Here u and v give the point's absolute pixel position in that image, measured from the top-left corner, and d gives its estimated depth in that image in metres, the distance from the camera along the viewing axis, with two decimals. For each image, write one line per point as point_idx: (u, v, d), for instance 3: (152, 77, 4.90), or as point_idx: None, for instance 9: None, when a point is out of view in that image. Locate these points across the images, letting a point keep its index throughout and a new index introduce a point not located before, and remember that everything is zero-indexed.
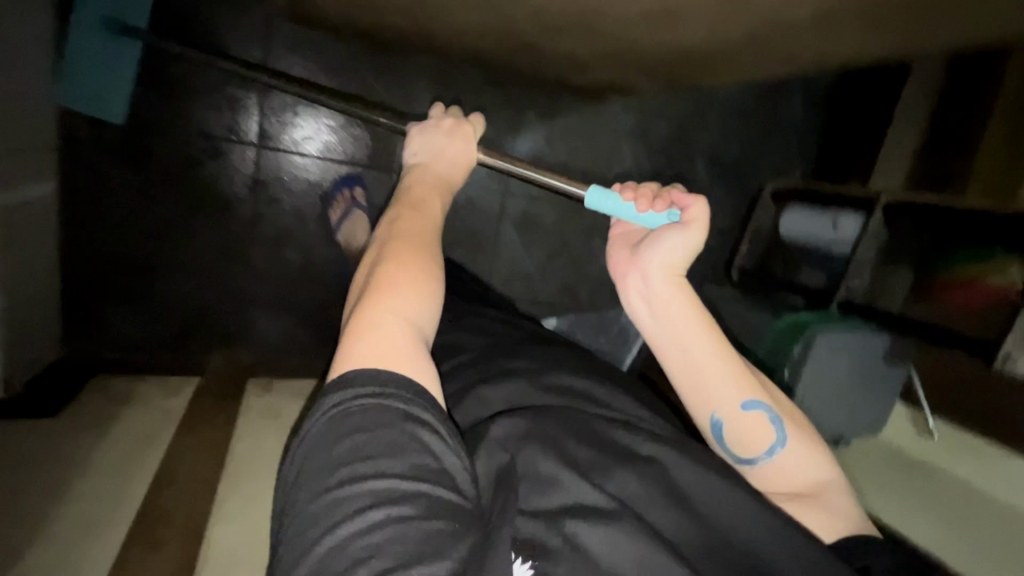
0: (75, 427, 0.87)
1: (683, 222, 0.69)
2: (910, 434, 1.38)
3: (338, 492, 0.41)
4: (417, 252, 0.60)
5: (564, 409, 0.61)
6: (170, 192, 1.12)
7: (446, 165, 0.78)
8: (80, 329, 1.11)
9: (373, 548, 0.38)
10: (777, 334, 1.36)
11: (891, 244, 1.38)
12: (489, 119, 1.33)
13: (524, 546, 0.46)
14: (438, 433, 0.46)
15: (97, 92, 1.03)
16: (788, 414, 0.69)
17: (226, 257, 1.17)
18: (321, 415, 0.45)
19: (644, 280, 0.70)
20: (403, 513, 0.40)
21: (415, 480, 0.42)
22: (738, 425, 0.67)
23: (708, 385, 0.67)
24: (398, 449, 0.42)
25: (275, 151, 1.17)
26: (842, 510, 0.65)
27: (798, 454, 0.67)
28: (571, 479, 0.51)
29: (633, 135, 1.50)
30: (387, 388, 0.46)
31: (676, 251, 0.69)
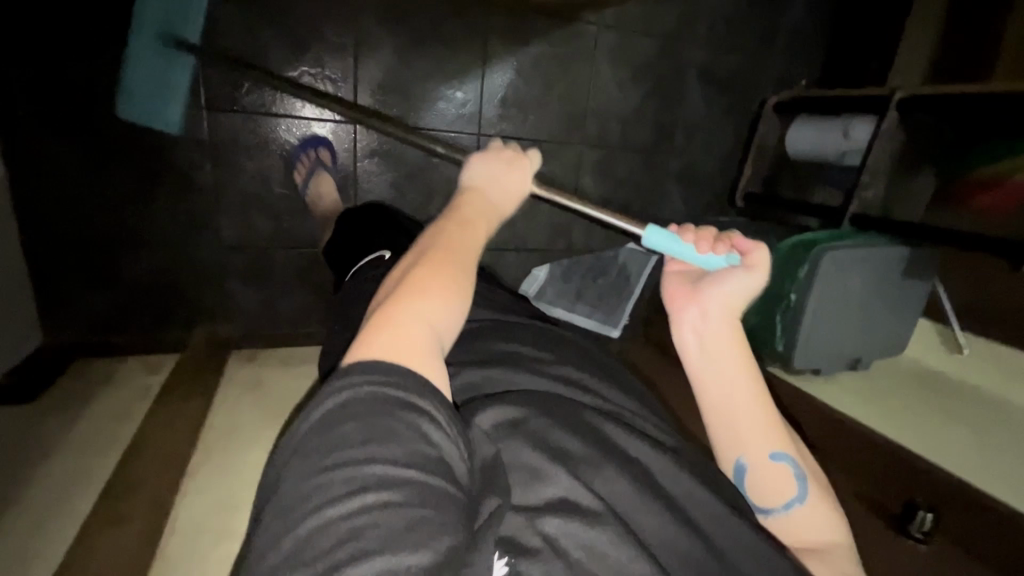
0: (55, 413, 0.91)
1: (744, 266, 0.60)
2: (938, 350, 1.32)
3: (324, 473, 0.34)
4: (454, 271, 0.50)
5: (555, 396, 0.55)
6: (123, 167, 1.08)
7: (491, 185, 0.64)
8: (57, 316, 1.10)
9: (354, 534, 0.32)
10: (780, 259, 1.22)
11: (908, 148, 1.26)
12: (454, 55, 1.24)
13: (506, 544, 0.40)
14: (440, 423, 0.39)
15: (155, 104, 1.02)
16: (821, 481, 0.58)
17: (191, 230, 1.14)
18: (332, 392, 0.38)
19: (701, 315, 0.60)
20: (393, 498, 0.34)
21: (412, 468, 0.35)
22: (761, 474, 0.57)
23: (739, 424, 0.57)
24: (399, 434, 0.36)
25: (230, 113, 1.10)
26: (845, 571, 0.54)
27: (822, 521, 0.56)
28: (557, 472, 0.45)
29: (616, 57, 1.38)
30: (391, 375, 0.39)
31: (737, 292, 0.59)
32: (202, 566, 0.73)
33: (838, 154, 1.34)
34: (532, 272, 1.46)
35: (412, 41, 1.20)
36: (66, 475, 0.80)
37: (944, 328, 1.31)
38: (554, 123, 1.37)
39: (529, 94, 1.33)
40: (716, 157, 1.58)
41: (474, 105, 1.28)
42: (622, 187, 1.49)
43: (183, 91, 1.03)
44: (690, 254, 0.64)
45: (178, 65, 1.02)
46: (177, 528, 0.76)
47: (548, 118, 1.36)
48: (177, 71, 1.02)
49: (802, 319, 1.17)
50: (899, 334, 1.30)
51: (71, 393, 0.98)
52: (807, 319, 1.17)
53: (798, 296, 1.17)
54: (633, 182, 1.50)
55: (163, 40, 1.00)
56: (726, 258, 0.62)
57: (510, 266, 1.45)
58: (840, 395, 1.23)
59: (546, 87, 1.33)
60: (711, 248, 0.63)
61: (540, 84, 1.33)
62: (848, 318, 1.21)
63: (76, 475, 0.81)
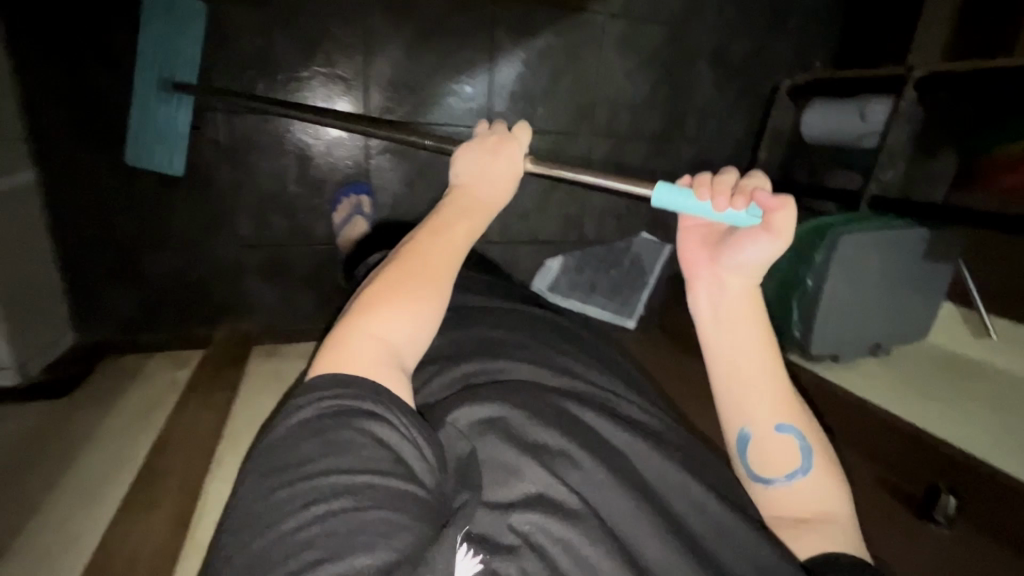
0: (90, 408, 0.95)
1: (764, 226, 0.57)
2: (962, 335, 1.29)
3: (285, 488, 0.39)
4: (423, 284, 0.53)
5: (534, 385, 0.57)
6: (145, 171, 1.11)
7: (479, 181, 0.64)
8: (87, 316, 1.15)
9: (308, 542, 0.36)
10: (795, 244, 1.20)
11: (926, 128, 1.23)
12: (462, 50, 1.25)
13: (476, 540, 0.44)
14: (393, 427, 0.43)
15: (161, 153, 1.08)
16: (829, 451, 0.58)
17: (211, 230, 1.17)
18: (292, 412, 0.43)
19: (715, 286, 0.60)
20: (348, 504, 0.38)
21: (364, 473, 0.40)
22: (765, 445, 0.57)
23: (744, 392, 0.58)
24: (350, 444, 0.41)
25: (246, 114, 1.13)
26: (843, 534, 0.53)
27: (826, 490, 0.56)
28: (530, 468, 0.48)
29: (624, 46, 1.37)
30: (346, 388, 0.44)
31: (754, 261, 0.58)
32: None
33: (855, 137, 1.32)
34: (546, 264, 1.47)
35: (420, 36, 1.21)
36: (100, 466, 0.84)
37: (970, 312, 1.28)
38: (563, 113, 1.37)
39: (537, 86, 1.33)
40: (729, 144, 1.56)
41: (483, 99, 1.29)
42: (633, 176, 1.48)
43: (183, 137, 1.08)
44: (708, 213, 0.59)
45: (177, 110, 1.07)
46: (205, 514, 0.79)
47: (558, 109, 1.36)
48: (177, 114, 1.07)
49: (818, 304, 1.16)
50: (923, 318, 1.28)
51: (103, 387, 1.02)
52: (824, 304, 1.16)
53: (814, 282, 1.16)
54: (643, 171, 1.49)
55: (162, 87, 1.05)
56: (747, 216, 0.57)
57: (523, 258, 1.46)
58: (861, 380, 1.21)
59: (553, 78, 1.34)
60: (730, 203, 0.57)
61: (548, 75, 1.33)
62: (868, 302, 1.19)
63: (109, 465, 0.84)
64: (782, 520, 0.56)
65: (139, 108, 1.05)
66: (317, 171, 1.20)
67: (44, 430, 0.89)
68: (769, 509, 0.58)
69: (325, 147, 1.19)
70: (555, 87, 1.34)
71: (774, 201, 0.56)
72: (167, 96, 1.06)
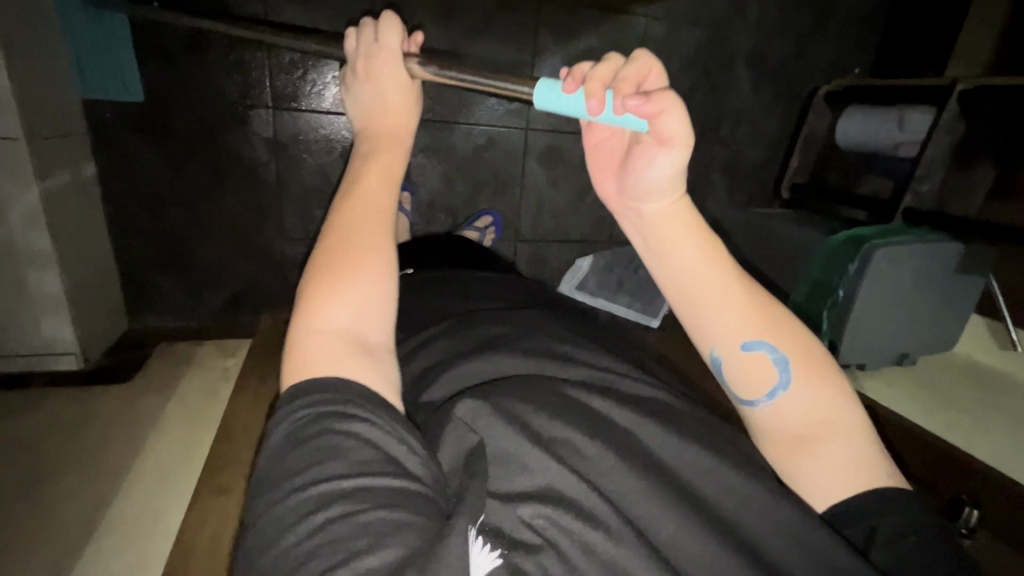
0: (149, 393, 1.01)
1: (658, 141, 0.50)
2: (991, 347, 1.32)
3: (281, 500, 0.37)
4: (353, 247, 0.48)
5: (537, 377, 0.57)
6: (194, 164, 1.14)
7: (371, 110, 0.59)
8: (137, 303, 1.20)
9: (312, 552, 0.34)
10: (829, 251, 1.22)
11: (969, 143, 1.22)
12: (505, 49, 1.26)
13: (494, 535, 0.41)
14: (375, 423, 0.41)
15: (111, 74, 1.03)
16: (806, 350, 0.53)
17: (256, 221, 1.21)
18: (276, 423, 0.41)
19: (636, 216, 0.54)
20: (345, 509, 0.35)
21: (356, 476, 0.37)
22: (735, 368, 0.53)
23: (705, 319, 0.52)
24: (335, 448, 0.38)
25: (294, 112, 1.16)
26: (852, 472, 0.50)
27: (811, 399, 0.52)
28: (538, 459, 0.46)
29: (664, 48, 1.37)
30: (323, 393, 0.41)
31: (663, 180, 0.51)
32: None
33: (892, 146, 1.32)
34: (576, 262, 1.50)
35: (464, 36, 1.22)
36: (163, 452, 0.89)
37: (997, 324, 1.30)
38: None
39: None
40: (762, 147, 1.56)
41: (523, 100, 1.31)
42: None
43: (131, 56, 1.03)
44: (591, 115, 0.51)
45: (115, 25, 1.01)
46: None
47: None
48: (115, 30, 1.01)
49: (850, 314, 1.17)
50: (952, 330, 1.29)
51: (157, 373, 1.07)
52: (857, 313, 1.18)
53: (846, 292, 1.18)
54: None
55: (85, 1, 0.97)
56: (633, 124, 0.49)
57: (554, 256, 1.48)
58: (882, 388, 1.24)
59: None
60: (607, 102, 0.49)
61: None
62: (895, 311, 1.20)
63: (171, 451, 0.89)
64: (781, 445, 0.53)
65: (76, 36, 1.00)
66: None
67: (110, 414, 0.95)
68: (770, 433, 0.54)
69: None
70: None
71: (652, 109, 0.47)
72: (96, 13, 0.98)
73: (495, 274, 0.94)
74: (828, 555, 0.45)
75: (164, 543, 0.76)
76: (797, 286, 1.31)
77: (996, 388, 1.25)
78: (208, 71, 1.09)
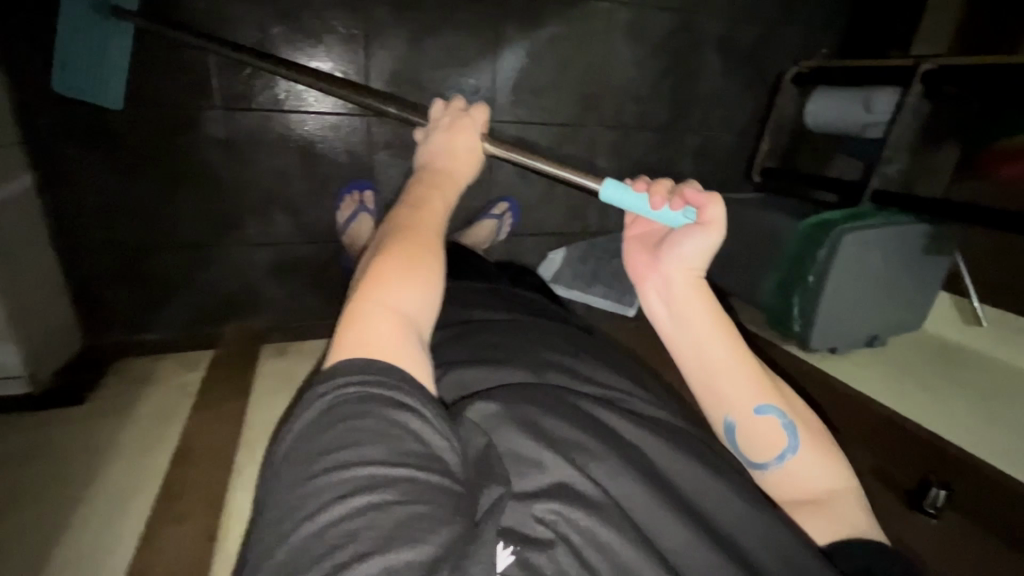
0: (102, 415, 0.97)
1: (699, 223, 0.66)
2: (956, 323, 1.35)
3: (319, 477, 0.39)
4: (420, 249, 0.59)
5: (548, 386, 0.59)
6: (143, 172, 1.09)
7: (441, 153, 0.80)
8: (91, 319, 1.14)
9: (349, 535, 0.36)
10: (799, 239, 1.21)
11: (931, 122, 1.24)
12: (468, 41, 1.22)
13: (507, 535, 0.42)
14: (423, 417, 0.44)
15: (95, 80, 0.99)
16: (810, 426, 0.64)
17: (213, 228, 1.16)
18: (318, 396, 0.44)
19: (663, 281, 0.67)
20: (383, 498, 0.37)
21: (401, 465, 0.39)
22: (750, 432, 0.63)
23: (721, 390, 0.63)
24: (382, 435, 0.40)
25: (247, 111, 1.11)
26: (854, 519, 0.59)
27: (815, 466, 0.62)
28: (553, 459, 0.47)
29: (631, 33, 1.34)
30: (376, 375, 0.45)
31: (695, 251, 0.66)
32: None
33: (860, 127, 1.32)
34: (549, 256, 1.48)
35: (422, 28, 1.18)
36: (118, 480, 0.85)
37: (964, 301, 1.33)
38: (568, 104, 1.35)
39: (543, 77, 1.30)
40: (734, 132, 1.54)
41: (487, 92, 1.27)
42: (637, 165, 1.47)
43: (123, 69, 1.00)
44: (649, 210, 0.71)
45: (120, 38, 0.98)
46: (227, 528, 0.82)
47: (562, 100, 1.34)
48: (115, 41, 0.98)
49: (820, 298, 1.18)
50: (919, 309, 1.31)
51: (112, 394, 1.02)
52: (825, 300, 1.18)
53: (816, 279, 1.18)
54: (648, 161, 1.48)
55: (97, 9, 0.95)
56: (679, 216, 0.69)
57: (527, 251, 1.46)
58: (854, 370, 1.26)
59: (559, 69, 1.31)
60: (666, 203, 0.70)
61: (554, 65, 1.30)
62: (865, 295, 1.21)
63: (126, 478, 0.86)
64: (793, 502, 0.61)
65: (71, 39, 0.96)
66: (320, 167, 1.19)
67: (61, 441, 0.91)
68: (780, 494, 0.63)
69: (326, 136, 1.18)
70: (560, 78, 1.32)
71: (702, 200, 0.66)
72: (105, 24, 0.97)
73: (465, 280, 0.92)
74: (802, 556, 0.50)
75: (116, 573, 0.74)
76: (768, 272, 1.30)
77: (961, 363, 1.29)
78: (157, 72, 1.04)
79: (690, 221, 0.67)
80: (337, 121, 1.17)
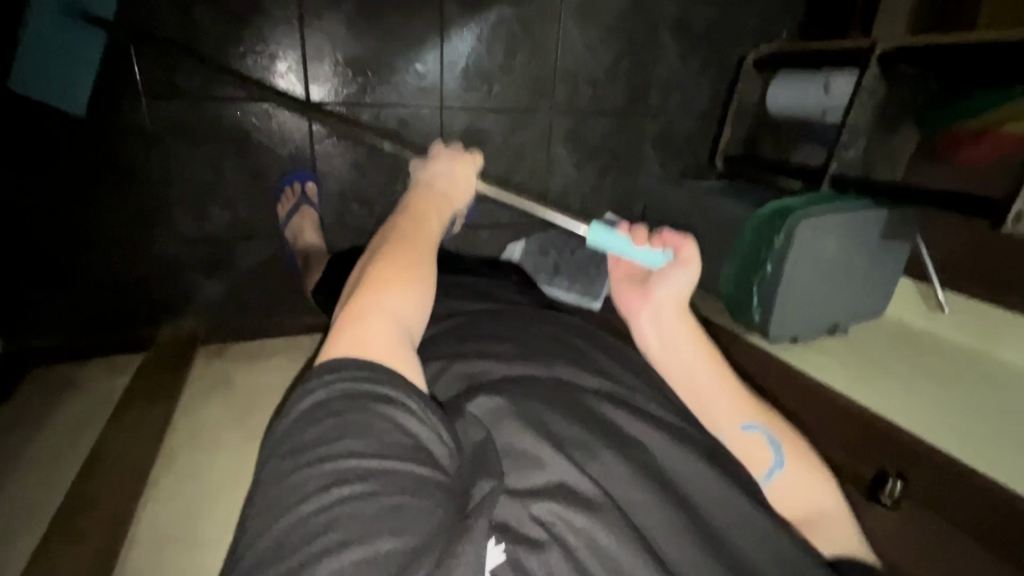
0: (17, 423, 0.95)
1: (678, 261, 0.69)
2: (921, 309, 1.34)
3: (307, 467, 0.42)
4: (413, 267, 0.59)
5: (556, 382, 0.61)
6: (60, 166, 1.03)
7: (440, 176, 0.77)
8: (12, 321, 1.08)
9: (329, 524, 0.39)
10: (757, 225, 1.19)
11: (888, 106, 1.21)
12: (411, 23, 1.16)
13: (503, 531, 0.46)
14: (412, 410, 0.46)
15: (58, 82, 0.97)
16: (796, 446, 0.65)
17: (141, 225, 1.11)
18: (311, 389, 0.46)
19: (655, 310, 0.70)
20: (369, 489, 0.41)
21: (389, 459, 0.43)
22: (738, 450, 0.65)
23: (711, 407, 0.66)
24: (372, 429, 0.43)
25: (173, 100, 1.06)
26: (834, 535, 0.62)
27: (798, 481, 0.64)
28: (553, 458, 0.51)
29: (583, 16, 1.30)
30: (362, 371, 0.47)
31: (681, 281, 0.69)
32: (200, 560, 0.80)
33: (818, 112, 1.29)
34: (507, 253, 1.44)
35: (362, 10, 1.12)
36: (26, 492, 0.85)
37: (925, 286, 1.31)
38: (520, 91, 1.30)
39: (493, 62, 1.26)
40: (694, 118, 1.51)
41: (434, 78, 1.22)
42: (595, 154, 1.43)
43: (90, 74, 0.99)
44: (628, 250, 0.73)
45: (90, 44, 0.97)
46: (138, 536, 0.82)
47: (514, 86, 1.30)
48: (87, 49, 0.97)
49: (779, 286, 1.15)
50: (882, 296, 1.29)
51: (32, 401, 1.00)
52: (785, 288, 1.15)
53: (773, 267, 1.15)
54: (607, 149, 1.44)
55: (70, 15, 0.94)
56: (656, 257, 0.72)
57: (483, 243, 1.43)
58: (816, 359, 1.24)
59: (510, 53, 1.26)
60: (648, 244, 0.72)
61: (504, 49, 1.26)
62: (826, 283, 1.20)
63: (33, 490, 0.85)
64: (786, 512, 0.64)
65: (33, 31, 0.93)
66: (258, 158, 1.14)
67: None
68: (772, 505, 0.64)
69: (264, 125, 1.12)
70: (511, 64, 1.27)
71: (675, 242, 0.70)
72: (75, 29, 0.95)
73: None
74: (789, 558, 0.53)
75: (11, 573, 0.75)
76: (728, 261, 1.28)
77: (924, 348, 1.28)
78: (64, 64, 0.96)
79: (668, 262, 0.70)
80: (274, 107, 1.12)
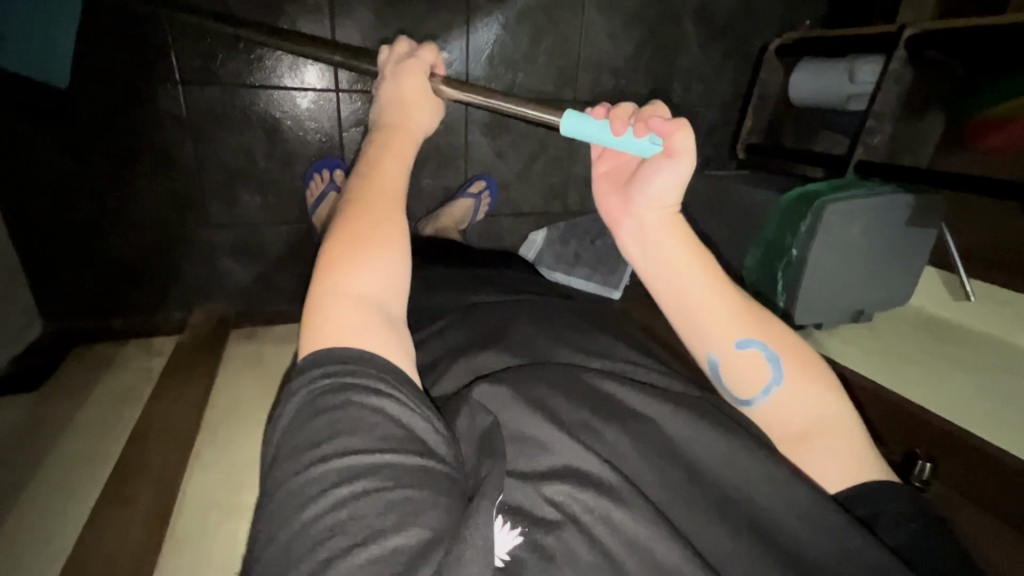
0: (62, 400, 0.99)
1: (666, 153, 0.59)
2: (945, 297, 1.32)
3: (305, 471, 0.40)
4: (377, 225, 0.55)
5: (559, 366, 0.61)
6: (100, 152, 1.06)
7: (390, 104, 0.68)
8: (54, 302, 1.12)
9: (334, 527, 0.37)
10: (780, 213, 1.19)
11: (915, 91, 1.20)
12: (437, 11, 1.18)
13: (515, 515, 0.45)
14: (402, 403, 0.45)
15: (41, 55, 0.94)
16: (793, 347, 0.60)
17: (175, 209, 1.14)
18: (297, 389, 0.46)
19: (639, 224, 0.62)
20: (366, 486, 0.39)
21: (381, 452, 0.41)
22: (733, 367, 0.59)
23: (702, 325, 0.59)
24: (362, 424, 0.42)
25: (205, 86, 1.08)
26: (841, 450, 0.56)
27: (803, 395, 0.58)
28: (560, 441, 0.50)
29: (606, 3, 1.30)
30: (342, 364, 0.46)
31: (666, 189, 0.60)
32: (234, 526, 0.83)
33: (843, 100, 1.29)
34: (530, 237, 1.45)
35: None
36: (74, 464, 0.88)
37: (949, 274, 1.30)
38: (544, 79, 1.31)
39: (517, 49, 1.27)
40: (716, 106, 1.51)
41: (460, 66, 1.24)
42: None
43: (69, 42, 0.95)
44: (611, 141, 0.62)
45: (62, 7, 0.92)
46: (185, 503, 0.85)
47: (537, 74, 1.31)
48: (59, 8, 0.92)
49: (803, 272, 1.15)
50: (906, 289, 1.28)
51: (73, 378, 1.04)
52: (808, 275, 1.16)
53: (799, 252, 1.15)
54: None
55: None
56: (643, 147, 0.61)
57: (506, 232, 1.43)
58: (839, 348, 1.24)
59: (533, 41, 1.27)
60: (627, 129, 0.61)
61: (527, 36, 1.27)
62: (848, 273, 1.20)
63: (80, 463, 0.89)
64: (782, 439, 0.58)
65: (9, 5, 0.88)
66: (288, 145, 1.16)
67: (27, 419, 0.95)
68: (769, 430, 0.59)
69: (294, 114, 1.14)
70: (534, 52, 1.28)
71: (664, 126, 0.59)
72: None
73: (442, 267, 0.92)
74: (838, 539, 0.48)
75: (65, 541, 0.79)
76: (749, 251, 1.29)
77: (948, 336, 1.27)
78: (116, 72, 1.03)
79: (655, 149, 0.60)
80: (302, 94, 1.13)
